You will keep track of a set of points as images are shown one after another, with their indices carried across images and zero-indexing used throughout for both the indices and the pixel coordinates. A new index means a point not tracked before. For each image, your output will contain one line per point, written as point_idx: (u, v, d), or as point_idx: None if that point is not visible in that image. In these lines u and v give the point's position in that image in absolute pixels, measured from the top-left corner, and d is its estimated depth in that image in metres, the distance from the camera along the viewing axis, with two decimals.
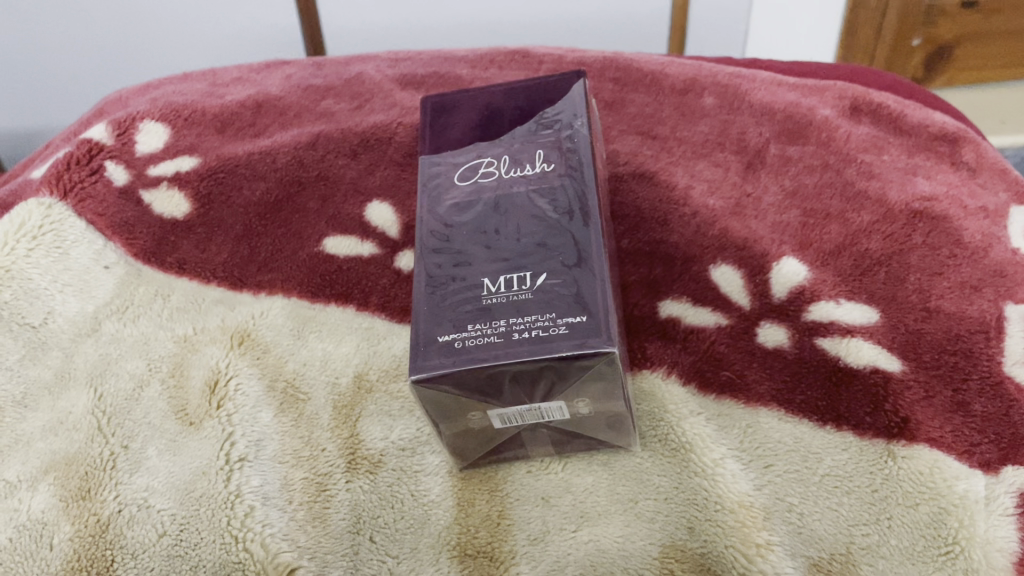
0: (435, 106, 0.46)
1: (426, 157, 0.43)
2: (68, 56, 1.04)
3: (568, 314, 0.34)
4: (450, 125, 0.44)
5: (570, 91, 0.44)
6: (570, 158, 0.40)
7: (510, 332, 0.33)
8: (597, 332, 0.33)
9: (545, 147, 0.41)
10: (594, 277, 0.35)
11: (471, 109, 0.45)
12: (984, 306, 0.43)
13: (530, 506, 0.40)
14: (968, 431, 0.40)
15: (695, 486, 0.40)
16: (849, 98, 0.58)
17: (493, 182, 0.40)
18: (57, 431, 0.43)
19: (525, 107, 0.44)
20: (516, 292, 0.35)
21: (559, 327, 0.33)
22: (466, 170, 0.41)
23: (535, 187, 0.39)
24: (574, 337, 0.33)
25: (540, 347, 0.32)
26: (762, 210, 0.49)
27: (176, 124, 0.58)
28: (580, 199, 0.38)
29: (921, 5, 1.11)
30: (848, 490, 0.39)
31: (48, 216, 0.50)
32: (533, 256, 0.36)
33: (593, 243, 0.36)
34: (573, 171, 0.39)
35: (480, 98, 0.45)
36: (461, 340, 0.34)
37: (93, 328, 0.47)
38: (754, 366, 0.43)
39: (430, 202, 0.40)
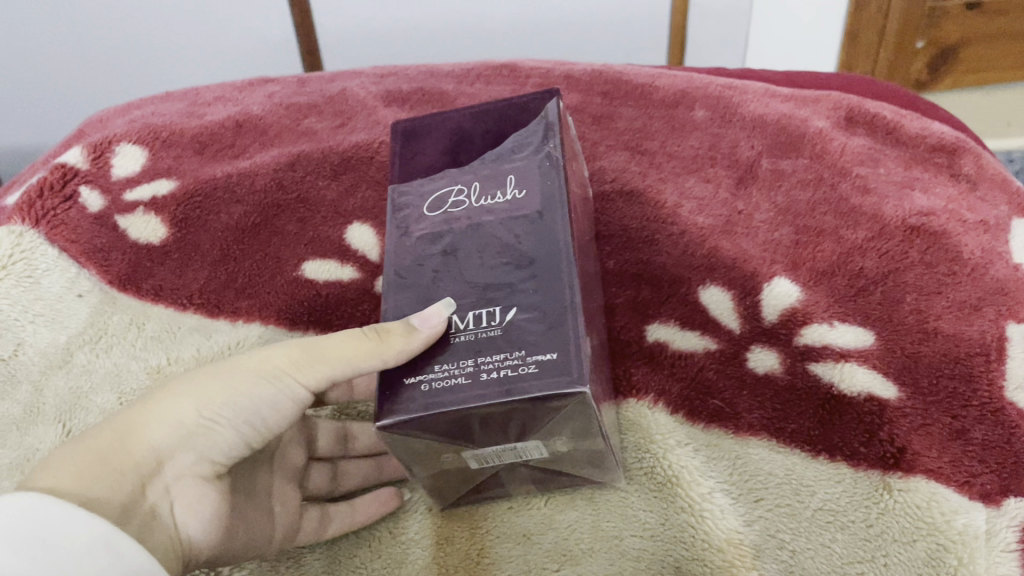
0: (408, 131, 0.44)
1: (396, 188, 0.42)
2: (60, 75, 1.03)
3: (536, 351, 0.32)
4: (420, 150, 0.43)
5: (543, 109, 0.42)
6: (541, 182, 0.38)
7: (478, 371, 0.32)
8: (567, 367, 0.31)
9: (517, 172, 0.39)
10: (565, 308, 0.33)
11: (443, 133, 0.43)
12: (984, 327, 0.42)
13: (512, 544, 0.39)
14: (968, 461, 0.38)
15: (682, 523, 0.39)
16: (844, 108, 0.56)
17: (464, 210, 0.38)
18: (24, 470, 0.42)
19: (496, 128, 0.42)
20: (485, 329, 0.34)
21: (528, 364, 0.32)
22: (437, 200, 0.40)
23: (506, 216, 0.37)
24: (544, 374, 0.31)
25: (507, 387, 0.31)
26: (754, 228, 0.47)
27: (153, 146, 0.56)
28: (552, 226, 0.36)
29: (923, 7, 1.10)
30: (842, 525, 0.37)
31: (19, 244, 0.49)
32: (502, 291, 0.35)
33: (564, 271, 0.35)
34: (544, 195, 0.38)
35: (451, 121, 0.44)
36: (427, 382, 0.32)
37: (64, 359, 0.46)
38: (744, 394, 0.41)
39: (399, 235, 0.39)
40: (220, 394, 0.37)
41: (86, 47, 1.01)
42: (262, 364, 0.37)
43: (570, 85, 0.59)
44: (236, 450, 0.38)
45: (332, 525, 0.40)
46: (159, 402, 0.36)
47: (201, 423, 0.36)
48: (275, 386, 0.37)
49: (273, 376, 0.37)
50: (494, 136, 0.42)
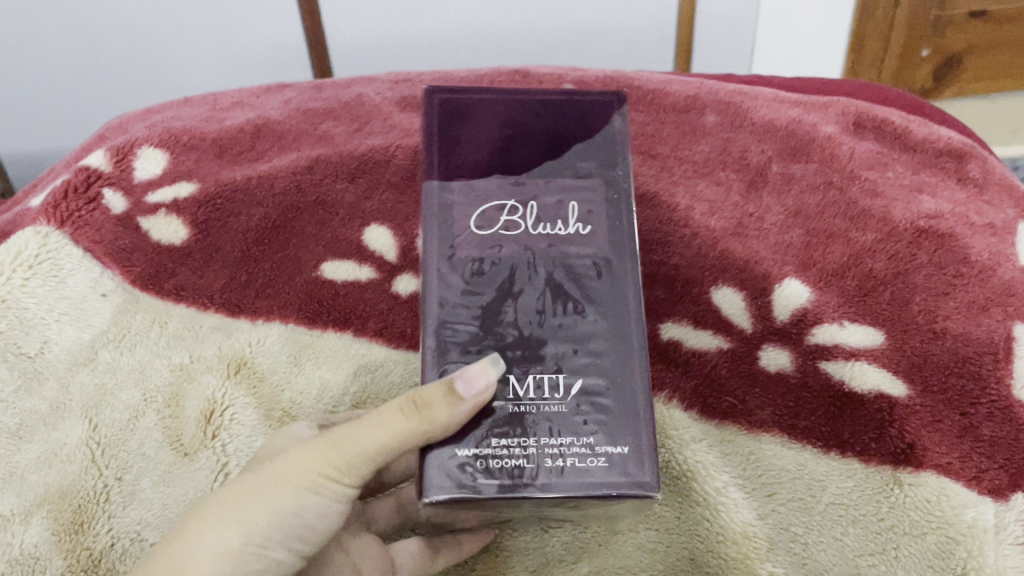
0: (447, 108, 0.38)
1: (437, 185, 0.37)
2: (50, 81, 0.96)
3: (607, 441, 0.33)
4: (463, 137, 0.38)
5: (611, 120, 0.39)
6: (610, 223, 0.36)
7: (542, 456, 0.33)
8: (640, 466, 0.33)
9: (581, 200, 0.37)
10: (634, 392, 0.34)
11: (490, 123, 0.38)
12: (992, 327, 0.43)
13: (531, 538, 0.42)
14: (976, 457, 0.40)
15: (698, 517, 0.41)
16: (852, 113, 0.57)
17: (520, 237, 0.36)
18: (51, 463, 0.44)
19: (555, 132, 0.38)
20: (549, 401, 0.34)
21: (597, 456, 0.33)
22: (485, 211, 0.36)
23: (568, 260, 0.36)
24: (610, 473, 0.33)
25: (579, 484, 0.33)
26: (765, 230, 0.48)
27: (174, 148, 0.56)
28: (619, 282, 0.36)
29: (930, 16, 1.11)
30: (854, 519, 0.40)
31: (46, 244, 0.49)
32: (569, 357, 0.34)
33: (634, 345, 0.35)
34: (613, 242, 0.36)
35: (496, 110, 0.39)
36: (484, 461, 0.33)
37: (89, 357, 0.47)
38: (756, 391, 0.43)
39: (444, 251, 0.36)
40: (265, 515, 0.35)
41: (60, 27, 0.91)
42: (305, 459, 0.36)
43: None
44: (288, 561, 0.37)
45: (440, 559, 0.42)
46: (199, 533, 0.35)
47: (250, 549, 0.35)
48: (321, 497, 0.36)
49: (318, 485, 0.36)
50: (551, 138, 0.38)
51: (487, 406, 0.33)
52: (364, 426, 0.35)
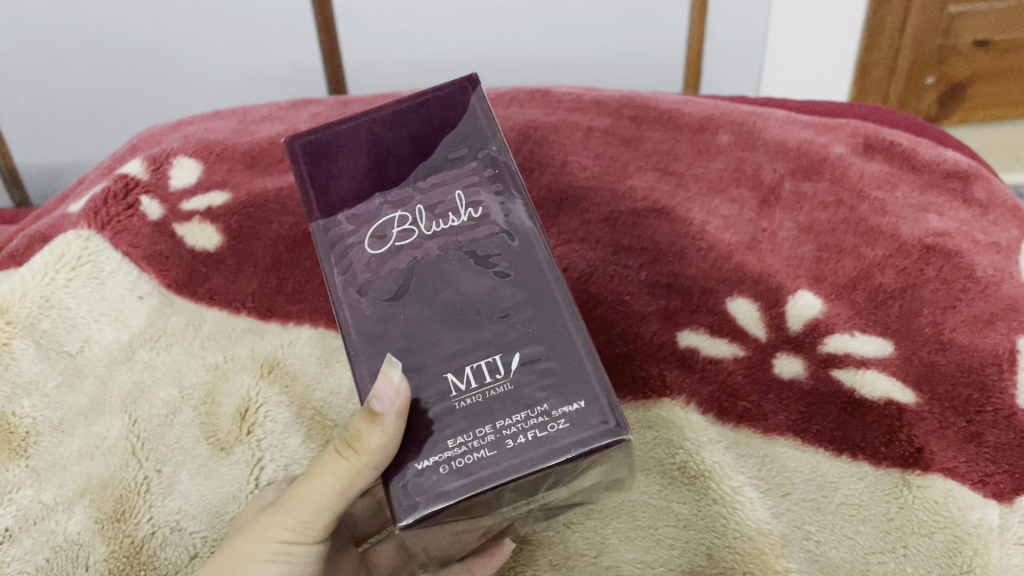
0: (310, 149, 0.38)
1: (323, 223, 0.37)
2: (64, 95, 0.95)
3: (562, 402, 0.33)
4: (339, 172, 0.38)
5: (470, 106, 0.38)
6: (499, 198, 0.37)
7: (501, 439, 0.32)
8: (605, 411, 0.32)
9: (464, 186, 0.37)
10: (575, 346, 0.34)
11: (356, 150, 0.38)
12: (996, 339, 0.44)
13: (553, 532, 0.46)
14: (982, 461, 0.41)
15: (714, 513, 0.44)
16: (861, 136, 0.59)
17: (419, 242, 0.36)
18: (93, 455, 0.46)
19: (421, 135, 0.38)
20: (491, 384, 0.33)
21: (556, 420, 0.32)
22: (377, 230, 0.36)
23: (472, 247, 0.35)
24: (572, 428, 0.32)
25: (548, 451, 0.32)
26: (778, 244, 0.50)
27: (209, 160, 0.57)
28: (525, 249, 0.35)
29: (933, 45, 1.17)
30: (864, 518, 0.42)
31: (86, 248, 0.51)
32: (496, 337, 0.34)
33: (562, 305, 0.34)
34: (509, 213, 0.36)
35: (360, 133, 0.38)
36: (445, 463, 0.32)
37: (127, 355, 0.49)
38: (771, 397, 0.45)
39: (344, 283, 0.36)
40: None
41: (73, 39, 0.90)
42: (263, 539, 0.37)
43: (601, 110, 0.61)
44: None
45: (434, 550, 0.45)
46: None
47: None
48: (289, 554, 0.38)
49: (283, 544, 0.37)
50: (418, 142, 0.38)
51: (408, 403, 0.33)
52: (309, 487, 0.36)
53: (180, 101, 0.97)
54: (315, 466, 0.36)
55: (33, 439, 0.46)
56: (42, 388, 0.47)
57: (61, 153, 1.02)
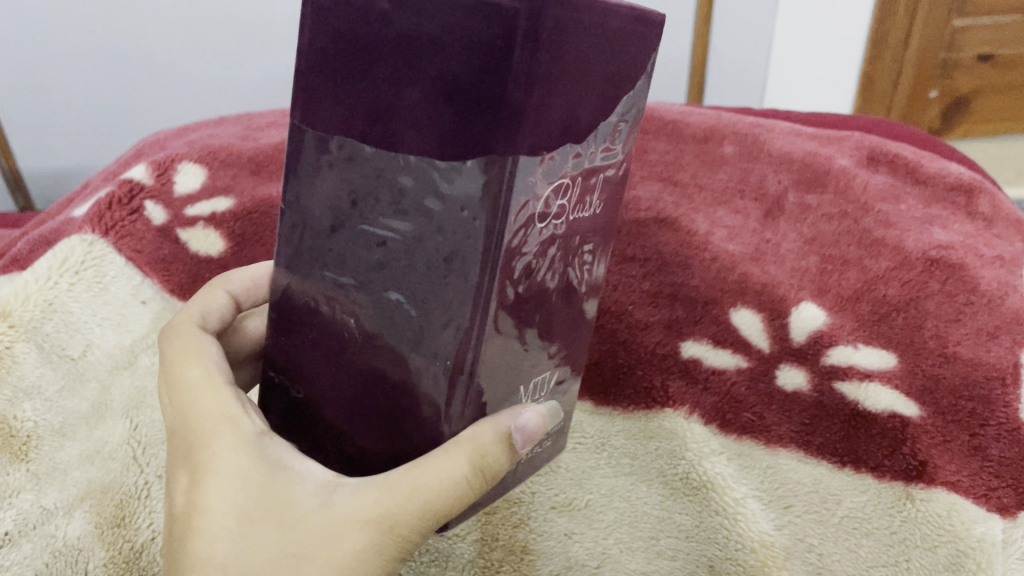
0: (545, 50, 0.24)
1: (524, 168, 0.26)
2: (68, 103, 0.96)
3: (555, 422, 0.39)
4: (549, 107, 0.26)
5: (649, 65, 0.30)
6: (612, 197, 0.33)
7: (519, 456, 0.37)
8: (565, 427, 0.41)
9: (607, 172, 0.31)
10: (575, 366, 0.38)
11: (574, 80, 0.26)
12: (1001, 353, 0.44)
13: (553, 542, 0.45)
14: (986, 476, 0.41)
15: (716, 524, 0.44)
16: (865, 148, 0.59)
17: (559, 230, 0.30)
18: (94, 460, 0.45)
19: (615, 76, 0.28)
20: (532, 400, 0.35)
21: (547, 436, 0.39)
22: (545, 200, 0.28)
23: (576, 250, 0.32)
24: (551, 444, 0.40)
25: (537, 461, 0.39)
26: (781, 255, 0.50)
27: (214, 165, 0.57)
28: (594, 263, 0.34)
29: (938, 59, 1.19)
30: (866, 531, 0.42)
31: (90, 252, 0.50)
32: (550, 351, 0.34)
33: (581, 328, 0.37)
34: (607, 220, 0.34)
35: (586, 53, 0.26)
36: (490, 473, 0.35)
37: (129, 361, 0.48)
38: (774, 409, 0.45)
39: (506, 270, 0.28)
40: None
41: (81, 48, 0.92)
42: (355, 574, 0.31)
43: None
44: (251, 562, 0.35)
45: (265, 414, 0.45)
46: None
47: None
48: None
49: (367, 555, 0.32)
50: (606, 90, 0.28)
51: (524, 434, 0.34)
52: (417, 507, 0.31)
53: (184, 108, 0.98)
54: (415, 474, 0.31)
55: (34, 443, 0.45)
56: (43, 392, 0.46)
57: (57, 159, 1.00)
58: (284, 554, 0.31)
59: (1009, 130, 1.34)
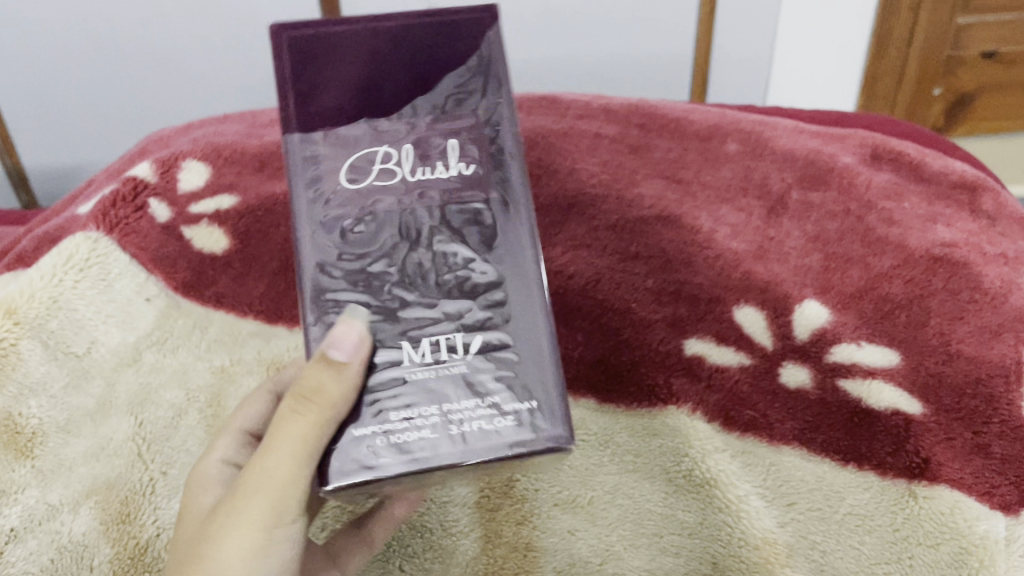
0: (296, 46, 0.36)
1: (301, 138, 0.36)
2: (74, 99, 0.97)
3: (514, 398, 0.34)
4: (320, 90, 0.36)
5: (486, 39, 0.37)
6: (495, 168, 0.37)
7: (447, 420, 0.34)
8: (549, 419, 0.34)
9: (461, 137, 0.37)
10: (534, 337, 0.35)
11: (343, 69, 0.36)
12: (1004, 351, 0.44)
13: (557, 538, 0.48)
14: (989, 473, 0.41)
15: (720, 521, 0.46)
16: (869, 145, 0.59)
17: (398, 187, 0.36)
18: (98, 457, 0.46)
19: (429, 68, 0.37)
20: (448, 363, 0.35)
21: (505, 415, 0.34)
22: (355, 162, 0.36)
23: (449, 210, 0.36)
24: (530, 435, 0.34)
25: (489, 445, 0.34)
26: (785, 253, 0.50)
27: (217, 163, 0.56)
28: (509, 231, 0.36)
29: (942, 56, 1.19)
30: (869, 529, 0.43)
31: (95, 249, 0.50)
32: (465, 317, 0.35)
33: (532, 303, 0.36)
34: (487, 176, 0.36)
35: (362, 38, 0.37)
36: (384, 436, 0.34)
37: (133, 358, 0.48)
38: (777, 406, 0.45)
39: (326, 216, 0.36)
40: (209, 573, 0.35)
41: (85, 45, 0.92)
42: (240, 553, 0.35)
43: (609, 117, 0.60)
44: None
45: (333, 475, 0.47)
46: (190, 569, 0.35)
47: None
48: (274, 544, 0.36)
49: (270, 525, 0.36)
50: (419, 74, 0.37)
51: (369, 354, 0.34)
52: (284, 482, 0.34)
53: (186, 104, 0.98)
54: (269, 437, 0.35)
55: (39, 440, 0.45)
56: (49, 389, 0.46)
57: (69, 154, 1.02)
58: (198, 526, 0.37)
59: (1010, 128, 1.35)
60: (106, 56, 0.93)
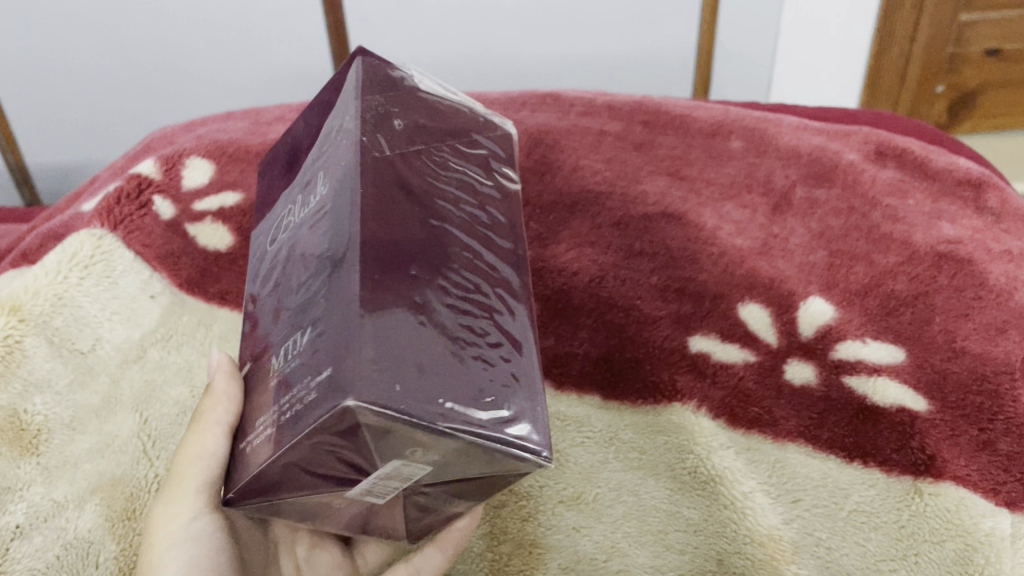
0: (265, 165, 0.44)
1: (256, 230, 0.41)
2: (78, 98, 0.97)
3: (319, 370, 0.28)
4: (272, 182, 0.42)
5: (349, 87, 0.37)
6: (332, 163, 0.34)
7: (281, 415, 0.29)
8: (341, 381, 0.26)
9: (321, 164, 0.35)
10: (343, 308, 0.28)
11: (284, 163, 0.41)
12: (1009, 348, 0.44)
13: (562, 535, 0.48)
14: (994, 470, 0.41)
15: (725, 517, 0.46)
16: (873, 142, 0.59)
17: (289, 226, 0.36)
18: (104, 453, 0.46)
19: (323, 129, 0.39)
20: (293, 357, 0.30)
21: (308, 389, 0.28)
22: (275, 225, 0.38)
23: (308, 220, 0.34)
24: (318, 411, 0.26)
25: (294, 426, 0.28)
26: (789, 250, 0.50)
27: (221, 160, 0.56)
28: (336, 211, 0.31)
29: (945, 54, 1.19)
30: (875, 526, 0.43)
31: (99, 246, 0.50)
32: (303, 315, 0.31)
33: (346, 270, 0.29)
34: (332, 172, 0.33)
35: (292, 130, 0.42)
36: (259, 433, 0.31)
37: (138, 355, 0.49)
38: (782, 403, 0.45)
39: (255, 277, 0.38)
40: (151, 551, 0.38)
41: (88, 44, 0.92)
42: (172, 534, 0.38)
43: (612, 114, 0.60)
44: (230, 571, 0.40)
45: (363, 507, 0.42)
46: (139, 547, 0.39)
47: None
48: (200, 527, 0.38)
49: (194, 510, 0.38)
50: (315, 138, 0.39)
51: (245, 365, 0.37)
52: (192, 469, 0.37)
53: (189, 101, 0.98)
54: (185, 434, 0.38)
55: (45, 437, 0.45)
56: (53, 386, 0.46)
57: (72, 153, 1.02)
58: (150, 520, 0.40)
59: (1012, 126, 1.35)
60: (109, 55, 0.93)
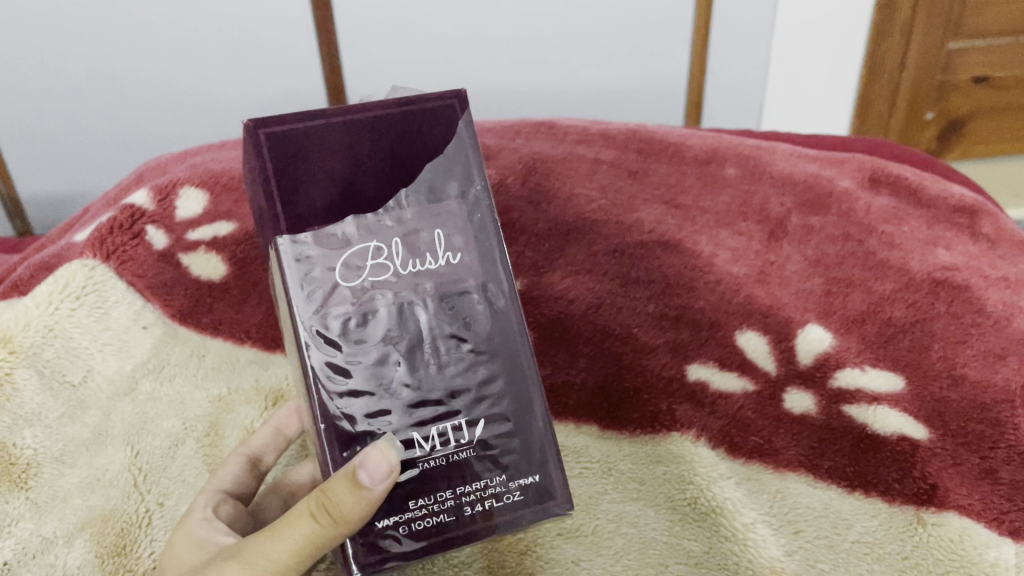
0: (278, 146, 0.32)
1: (290, 241, 0.33)
2: (68, 128, 0.97)
3: (518, 476, 0.35)
4: (307, 179, 0.33)
5: (457, 130, 0.35)
6: (477, 258, 0.35)
7: (460, 505, 0.34)
8: (547, 493, 0.35)
9: (446, 228, 0.35)
10: (531, 425, 0.35)
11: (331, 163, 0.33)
12: (1008, 375, 0.44)
13: (562, 570, 0.44)
14: (997, 499, 0.41)
15: (727, 549, 0.43)
16: (867, 169, 0.59)
17: (396, 285, 0.34)
18: (94, 488, 0.45)
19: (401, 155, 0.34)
20: (454, 449, 0.34)
21: (512, 492, 0.35)
22: (351, 260, 0.33)
23: (452, 315, 0.34)
24: (535, 502, 0.35)
25: (497, 519, 0.34)
26: (786, 277, 0.49)
27: (216, 189, 0.55)
28: (501, 313, 0.35)
29: (934, 82, 1.21)
30: (878, 557, 0.42)
31: (91, 277, 0.49)
32: (462, 401, 0.34)
33: (526, 380, 0.35)
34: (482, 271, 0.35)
35: (332, 135, 0.33)
36: (405, 525, 0.33)
37: (130, 386, 0.48)
38: (782, 432, 0.45)
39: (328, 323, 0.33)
40: None
41: (80, 75, 0.92)
42: None
43: (606, 143, 0.60)
44: None
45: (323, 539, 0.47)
46: None
47: None
48: None
49: None
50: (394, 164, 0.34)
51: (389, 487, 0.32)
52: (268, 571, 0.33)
53: (181, 130, 0.98)
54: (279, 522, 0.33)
55: (34, 471, 0.44)
56: (43, 419, 0.45)
57: (62, 183, 1.02)
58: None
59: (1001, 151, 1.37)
60: (102, 84, 0.93)
